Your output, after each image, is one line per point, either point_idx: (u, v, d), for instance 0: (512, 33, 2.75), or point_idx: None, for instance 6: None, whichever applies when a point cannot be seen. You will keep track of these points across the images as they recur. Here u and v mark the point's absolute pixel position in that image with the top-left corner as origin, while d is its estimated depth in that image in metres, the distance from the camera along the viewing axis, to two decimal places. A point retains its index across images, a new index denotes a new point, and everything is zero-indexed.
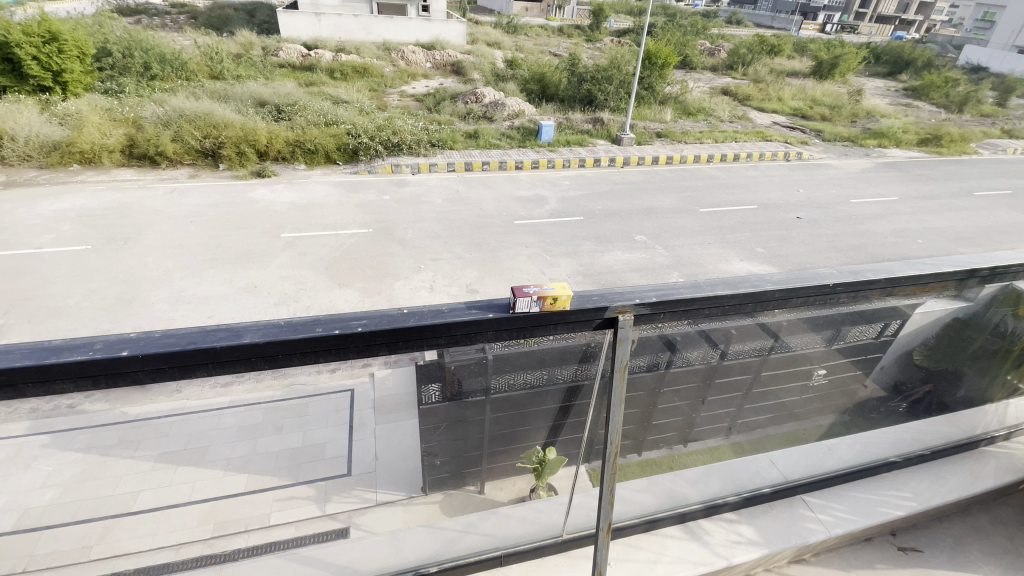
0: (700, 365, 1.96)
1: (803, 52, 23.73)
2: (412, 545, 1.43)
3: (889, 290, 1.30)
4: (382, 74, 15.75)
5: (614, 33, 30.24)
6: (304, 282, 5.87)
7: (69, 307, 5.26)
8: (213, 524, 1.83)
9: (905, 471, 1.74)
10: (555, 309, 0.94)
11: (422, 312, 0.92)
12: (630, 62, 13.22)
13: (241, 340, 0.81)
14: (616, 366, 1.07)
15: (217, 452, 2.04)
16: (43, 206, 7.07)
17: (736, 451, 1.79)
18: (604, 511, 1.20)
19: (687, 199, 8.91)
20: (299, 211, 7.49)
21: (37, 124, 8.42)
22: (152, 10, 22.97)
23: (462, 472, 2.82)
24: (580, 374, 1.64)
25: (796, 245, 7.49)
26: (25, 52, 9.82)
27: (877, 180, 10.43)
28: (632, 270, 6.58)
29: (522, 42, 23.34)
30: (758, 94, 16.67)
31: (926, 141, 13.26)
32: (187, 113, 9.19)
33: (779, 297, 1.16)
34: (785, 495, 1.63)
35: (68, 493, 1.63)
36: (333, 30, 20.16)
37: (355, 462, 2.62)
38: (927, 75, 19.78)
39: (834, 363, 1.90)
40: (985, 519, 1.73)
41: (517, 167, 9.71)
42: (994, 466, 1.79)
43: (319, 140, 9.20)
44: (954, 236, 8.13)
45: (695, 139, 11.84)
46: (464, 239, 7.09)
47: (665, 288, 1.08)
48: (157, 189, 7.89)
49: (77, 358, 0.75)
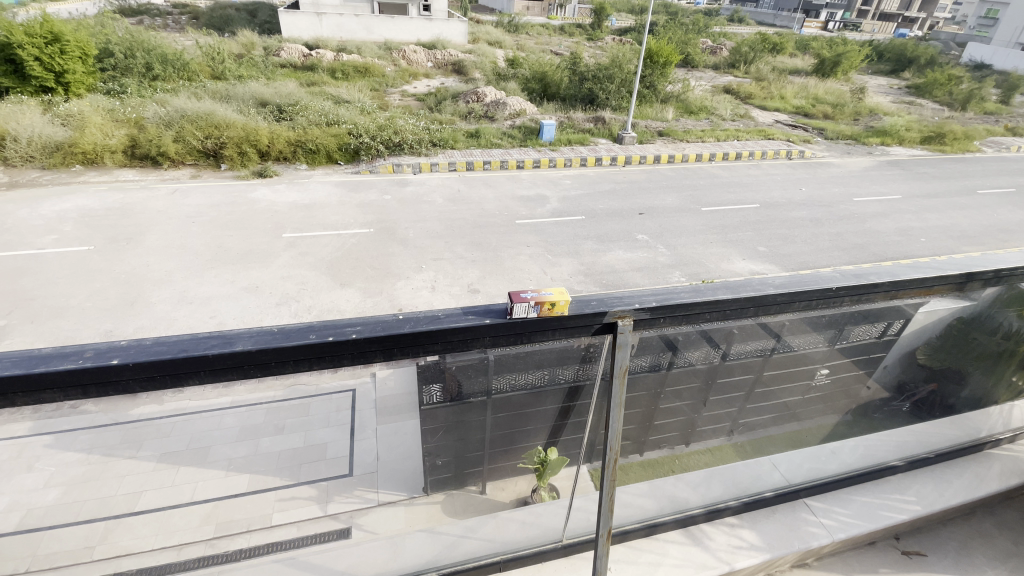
0: (701, 365, 1.85)
1: (805, 51, 23.62)
2: (411, 550, 1.43)
3: (894, 293, 1.30)
4: (383, 74, 15.75)
5: (616, 31, 30.19)
6: (306, 282, 5.87)
7: (72, 307, 5.27)
8: (215, 525, 1.81)
9: (909, 474, 1.72)
10: (554, 314, 0.94)
11: (417, 319, 0.91)
12: (632, 61, 13.19)
13: (233, 348, 0.80)
14: (616, 371, 1.07)
15: (219, 452, 1.98)
16: (46, 207, 7.10)
17: (739, 453, 1.78)
18: (604, 517, 1.20)
19: (689, 198, 8.89)
20: (301, 211, 7.49)
21: (39, 125, 8.43)
22: (154, 11, 23.04)
23: (463, 474, 2.91)
24: (579, 375, 1.62)
25: (798, 244, 7.46)
26: (27, 52, 9.83)
27: (880, 179, 10.39)
28: (634, 269, 6.56)
29: (523, 41, 23.32)
30: (761, 93, 16.61)
31: (929, 139, 13.20)
32: (189, 113, 9.21)
33: (781, 301, 1.15)
34: (788, 499, 1.61)
35: (69, 494, 1.67)
36: (334, 29, 20.18)
37: (357, 462, 2.59)
38: (931, 73, 19.69)
39: (837, 362, 1.84)
40: (989, 522, 1.72)
41: (519, 166, 9.69)
42: (998, 469, 1.78)
43: (320, 140, 9.20)
44: (957, 234, 8.09)
45: (697, 137, 11.82)
46: (466, 238, 7.07)
47: (665, 293, 1.07)
48: (159, 189, 7.91)
49: (66, 367, 0.75)
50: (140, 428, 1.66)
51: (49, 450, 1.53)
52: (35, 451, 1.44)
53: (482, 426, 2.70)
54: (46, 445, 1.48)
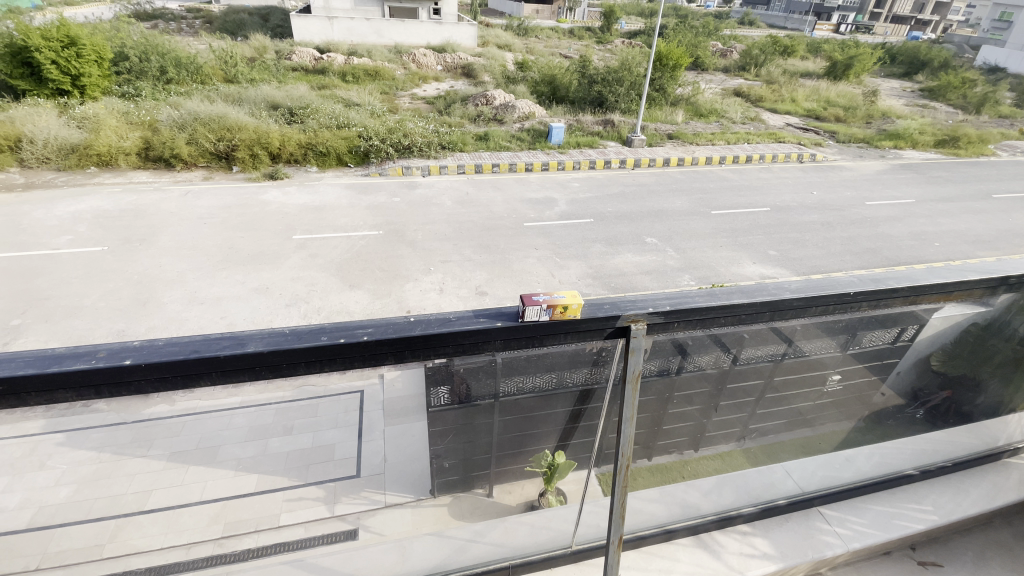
0: (712, 370, 1.89)
1: (816, 54, 23.45)
2: (419, 553, 1.42)
3: (913, 298, 1.28)
4: (392, 77, 15.86)
5: (626, 33, 30.00)
6: (316, 283, 5.91)
7: (85, 307, 5.33)
8: (223, 526, 2.01)
9: (925, 483, 1.70)
10: (566, 318, 0.93)
11: (429, 320, 0.91)
12: (641, 64, 13.16)
13: (245, 349, 0.81)
14: (628, 376, 1.05)
15: (229, 451, 2.00)
16: (61, 208, 7.22)
17: (752, 460, 1.74)
18: (615, 525, 1.18)
19: (699, 201, 8.84)
20: (311, 213, 7.54)
21: (55, 127, 8.60)
22: (170, 15, 23.38)
23: (471, 477, 2.82)
24: (591, 379, 1.60)
25: (810, 248, 7.39)
26: (44, 56, 10.00)
27: (893, 183, 10.26)
28: (642, 272, 6.54)
29: (533, 45, 23.40)
30: (771, 96, 16.49)
31: (943, 142, 13.02)
32: (201, 116, 9.34)
33: (797, 306, 1.14)
34: (801, 507, 1.59)
35: (82, 492, 1.74)
36: (345, 33, 20.39)
37: (363, 463, 2.71)
38: (944, 76, 19.44)
39: (849, 368, 1.80)
40: (1007, 533, 1.69)
41: (527, 169, 9.71)
42: (1017, 477, 1.75)
43: (330, 143, 9.26)
44: (972, 239, 7.98)
45: (707, 140, 11.75)
46: (474, 240, 7.09)
47: (679, 297, 1.05)
48: (172, 191, 7.99)
49: (80, 367, 0.75)
50: (151, 428, 1.67)
51: (61, 448, 1.57)
52: (48, 450, 1.49)
53: (489, 430, 2.65)
54: (57, 444, 1.51)
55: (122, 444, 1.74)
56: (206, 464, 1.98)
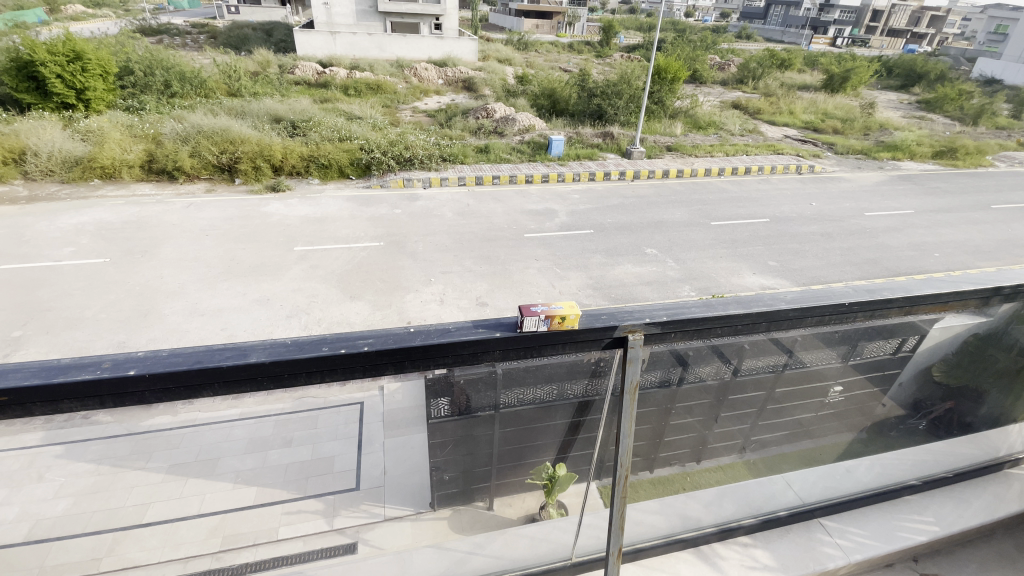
0: (712, 381, 1.81)
1: (813, 67, 23.71)
2: (419, 565, 1.41)
3: (908, 308, 1.28)
4: (394, 91, 16.05)
5: (626, 47, 30.24)
6: (316, 294, 5.92)
7: (86, 318, 5.34)
8: (220, 538, 2.20)
9: (925, 494, 1.69)
10: (564, 328, 0.93)
11: (428, 331, 0.92)
12: (640, 77, 13.29)
13: (247, 359, 0.81)
14: (626, 387, 1.06)
15: (227, 464, 2.11)
16: (64, 220, 7.25)
17: (751, 470, 1.78)
18: (614, 535, 1.20)
19: (698, 212, 8.88)
20: (313, 225, 7.58)
21: (59, 140, 8.70)
22: (174, 30, 23.68)
23: (471, 489, 2.86)
24: (590, 389, 1.58)
25: (809, 259, 7.41)
26: (49, 70, 10.10)
27: (893, 194, 10.30)
28: (643, 283, 6.55)
29: (533, 59, 23.73)
30: (770, 107, 16.65)
31: (941, 153, 13.10)
32: (205, 129, 9.43)
33: (793, 316, 1.14)
34: (802, 518, 1.58)
35: (77, 504, 1.72)
36: (347, 48, 20.60)
37: (363, 476, 2.79)
38: (941, 88, 19.66)
39: (850, 379, 1.79)
40: (1010, 544, 1.67)
41: (528, 181, 9.77)
42: (1019, 489, 1.73)
43: (332, 155, 9.35)
44: (971, 249, 8.00)
45: (706, 152, 11.83)
46: (475, 251, 7.12)
47: (677, 307, 1.06)
48: (175, 204, 8.03)
49: (85, 378, 0.76)
50: (150, 441, 1.67)
51: (59, 461, 1.54)
52: (45, 462, 1.45)
53: (489, 441, 2.65)
54: (57, 456, 1.50)
55: (122, 456, 1.72)
56: (205, 476, 2.13)
